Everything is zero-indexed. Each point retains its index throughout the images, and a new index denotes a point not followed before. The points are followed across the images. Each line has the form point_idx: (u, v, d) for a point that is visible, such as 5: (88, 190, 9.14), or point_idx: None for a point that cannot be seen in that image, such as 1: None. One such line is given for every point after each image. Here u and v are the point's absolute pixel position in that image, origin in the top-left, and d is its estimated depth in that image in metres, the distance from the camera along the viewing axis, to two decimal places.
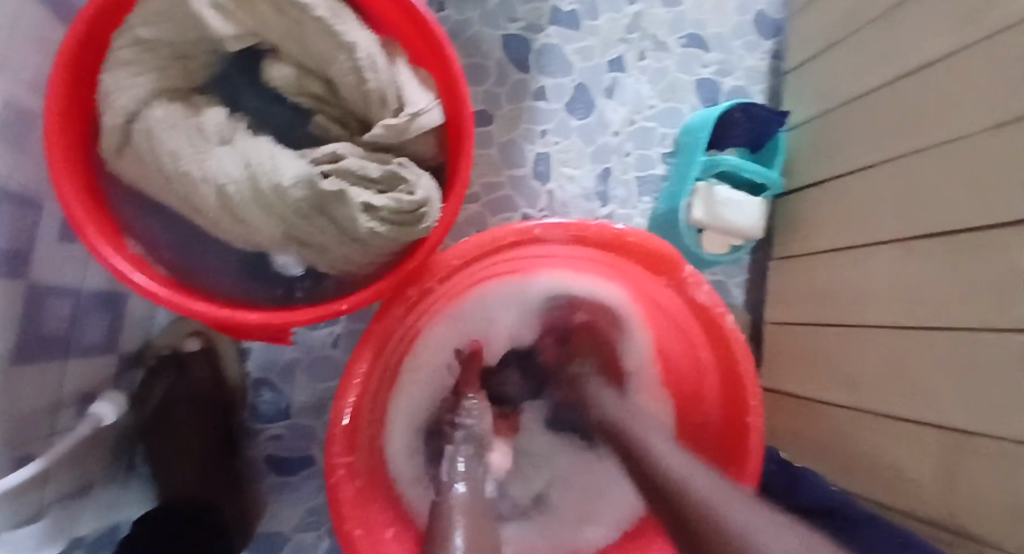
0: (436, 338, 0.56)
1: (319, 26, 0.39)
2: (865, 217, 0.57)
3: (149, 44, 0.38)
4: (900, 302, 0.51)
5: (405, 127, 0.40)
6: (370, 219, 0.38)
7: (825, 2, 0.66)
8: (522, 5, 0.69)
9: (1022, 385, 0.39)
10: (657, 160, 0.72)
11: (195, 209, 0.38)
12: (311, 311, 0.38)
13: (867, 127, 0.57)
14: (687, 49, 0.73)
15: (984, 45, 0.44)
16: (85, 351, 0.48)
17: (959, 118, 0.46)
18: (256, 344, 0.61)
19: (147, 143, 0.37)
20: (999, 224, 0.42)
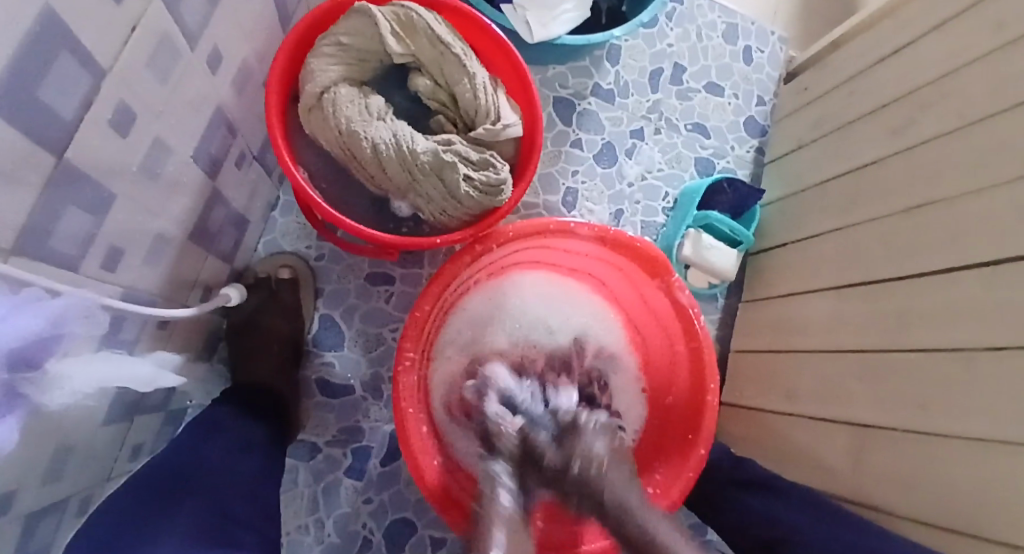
0: (473, 305, 0.72)
1: (455, 58, 0.58)
2: (814, 268, 0.75)
3: (345, 47, 0.56)
4: (832, 331, 0.68)
5: (497, 132, 0.58)
6: (467, 186, 0.55)
7: (802, 116, 0.88)
8: (573, 78, 0.91)
9: (924, 379, 0.55)
10: (659, 211, 0.91)
11: (351, 156, 0.55)
12: (417, 239, 0.56)
13: (824, 205, 0.77)
14: (692, 133, 0.95)
15: (910, 151, 0.65)
16: (219, 254, 0.63)
17: (889, 200, 0.66)
18: (330, 288, 0.76)
19: (331, 107, 0.54)
20: (913, 273, 0.60)
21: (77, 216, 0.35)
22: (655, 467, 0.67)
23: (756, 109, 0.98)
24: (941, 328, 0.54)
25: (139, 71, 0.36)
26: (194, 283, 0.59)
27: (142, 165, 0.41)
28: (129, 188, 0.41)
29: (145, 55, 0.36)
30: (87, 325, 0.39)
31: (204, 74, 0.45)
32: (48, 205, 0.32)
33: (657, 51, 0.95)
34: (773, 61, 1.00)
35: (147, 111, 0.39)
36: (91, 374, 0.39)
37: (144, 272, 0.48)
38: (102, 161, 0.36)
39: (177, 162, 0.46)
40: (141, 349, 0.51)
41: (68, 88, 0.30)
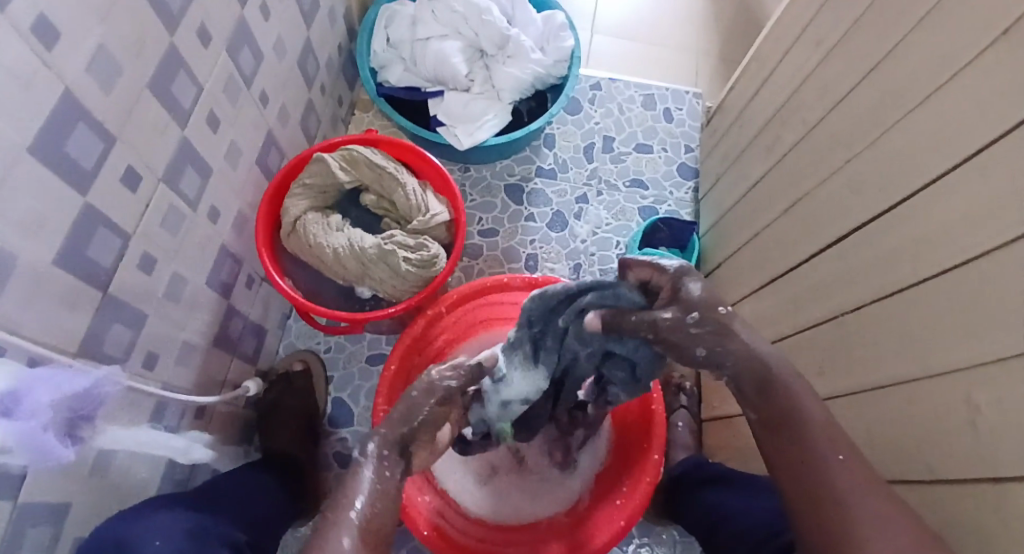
0: None
1: (390, 175, 0.77)
2: (745, 276, 0.84)
3: (308, 185, 0.76)
4: (764, 328, 0.77)
5: (428, 221, 0.75)
6: (406, 264, 0.72)
7: (717, 153, 1.02)
8: (519, 167, 1.09)
9: (829, 346, 0.62)
10: (614, 259, 1.03)
11: (320, 261, 0.74)
12: (374, 313, 0.72)
13: (742, 220, 0.87)
14: (631, 188, 1.09)
15: (783, 160, 0.77)
16: (242, 356, 0.81)
17: (779, 203, 0.77)
18: (338, 374, 0.93)
19: (302, 230, 0.74)
20: (802, 261, 0.69)
21: (119, 328, 0.54)
22: (622, 481, 0.74)
23: (685, 156, 1.12)
24: (836, 295, 0.62)
25: (154, 229, 0.57)
26: (223, 380, 0.77)
27: (165, 293, 0.61)
28: (158, 308, 0.60)
29: (157, 218, 0.57)
30: (132, 407, 0.57)
31: (206, 224, 0.67)
32: (98, 322, 0.51)
33: (587, 129, 1.13)
34: (692, 114, 1.15)
35: (163, 255, 0.60)
36: (136, 440, 0.56)
37: (177, 371, 0.66)
38: (134, 291, 0.56)
39: (193, 288, 0.66)
40: (183, 430, 0.67)
41: (105, 246, 0.50)
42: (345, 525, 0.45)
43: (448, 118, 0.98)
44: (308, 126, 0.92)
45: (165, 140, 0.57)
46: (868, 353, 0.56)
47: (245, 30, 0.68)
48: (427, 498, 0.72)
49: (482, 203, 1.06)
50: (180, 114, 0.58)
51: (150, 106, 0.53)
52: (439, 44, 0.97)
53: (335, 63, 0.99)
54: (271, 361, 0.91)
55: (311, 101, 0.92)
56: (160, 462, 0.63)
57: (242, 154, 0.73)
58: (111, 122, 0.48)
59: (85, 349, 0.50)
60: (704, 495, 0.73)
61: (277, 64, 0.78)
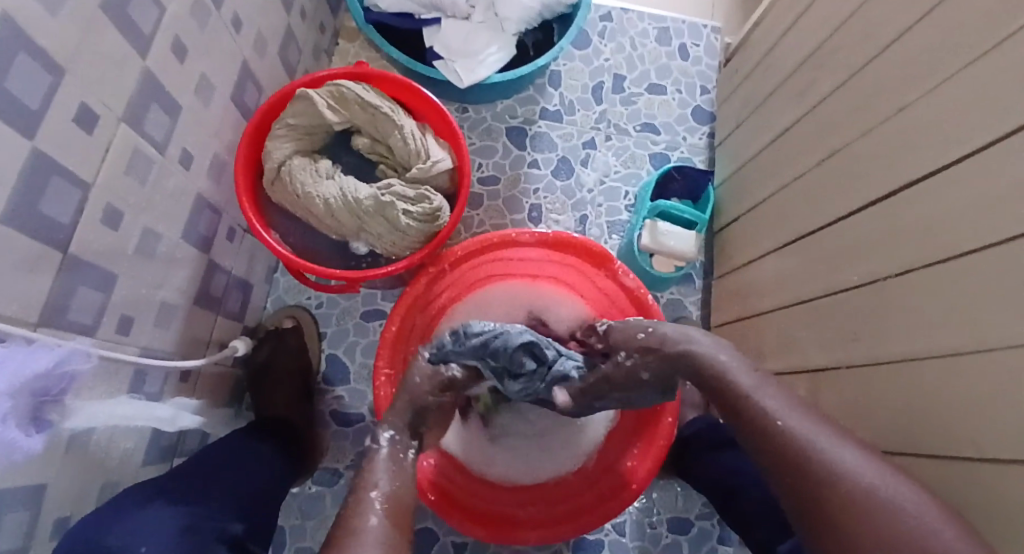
0: None
1: (385, 117, 0.69)
2: (765, 231, 0.79)
3: (292, 126, 0.68)
4: (785, 288, 0.73)
5: (429, 168, 0.68)
6: (407, 218, 0.65)
7: (738, 96, 0.94)
8: (521, 108, 1.00)
9: (862, 311, 0.59)
10: (622, 210, 0.98)
11: (310, 212, 0.67)
12: (371, 270, 0.65)
13: (765, 171, 0.81)
14: (643, 133, 1.01)
15: (819, 106, 0.70)
16: (228, 314, 0.76)
17: (811, 154, 0.71)
18: (331, 331, 0.88)
19: (288, 177, 0.67)
20: (835, 218, 0.64)
21: (86, 293, 0.48)
22: (632, 442, 0.72)
23: (700, 98, 1.04)
24: (874, 258, 0.57)
25: (119, 179, 0.50)
26: (208, 340, 0.71)
27: (137, 250, 0.54)
28: (130, 268, 0.54)
29: (122, 166, 0.50)
30: (108, 377, 0.52)
31: (179, 171, 0.59)
32: (62, 286, 0.45)
33: (596, 67, 1.03)
34: (710, 52, 1.06)
35: (132, 208, 0.52)
36: (113, 413, 0.51)
37: (156, 334, 0.60)
38: (100, 250, 0.49)
39: (169, 244, 0.59)
40: (167, 396, 0.63)
41: (63, 201, 0.43)
42: (367, 504, 0.45)
43: (446, 51, 0.88)
44: (288, 58, 0.82)
45: (125, 74, 0.48)
46: (910, 322, 0.52)
47: None
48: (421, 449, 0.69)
49: (482, 147, 0.98)
50: (141, 42, 0.49)
51: (104, 32, 0.44)
52: None
53: None
54: (259, 318, 0.85)
55: (291, 28, 0.81)
56: (145, 431, 0.59)
57: (215, 89, 0.64)
58: (59, 50, 0.40)
59: (49, 318, 0.44)
60: (714, 456, 0.72)
61: None
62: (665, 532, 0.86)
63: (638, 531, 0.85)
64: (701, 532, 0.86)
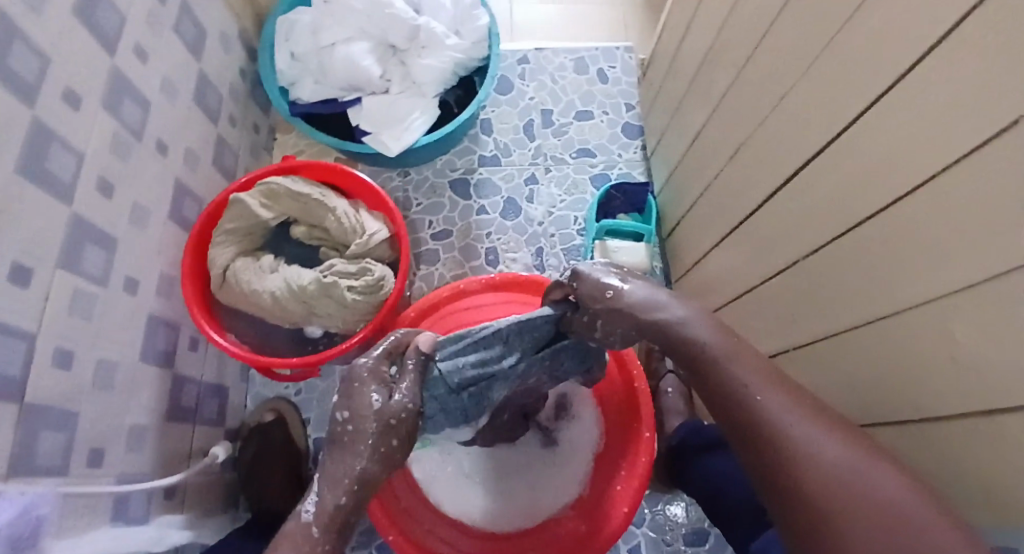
0: None
1: (317, 202, 0.73)
2: (705, 228, 0.81)
3: (230, 231, 0.71)
4: (733, 281, 0.74)
5: (367, 242, 0.71)
6: (352, 293, 0.68)
7: (658, 107, 0.98)
8: (459, 160, 1.04)
9: (798, 292, 0.60)
10: (575, 235, 1.00)
11: (260, 308, 0.70)
12: (326, 350, 0.67)
13: (692, 173, 0.84)
14: (580, 158, 1.04)
15: (722, 103, 0.73)
16: (205, 421, 0.78)
17: (725, 148, 0.73)
18: (314, 414, 0.89)
19: (234, 279, 0.70)
20: (756, 208, 0.66)
21: (49, 436, 0.50)
22: (619, 464, 0.71)
23: (627, 114, 1.08)
24: (796, 239, 0.59)
25: (64, 318, 0.52)
26: (188, 452, 0.73)
27: (95, 382, 0.57)
28: (90, 402, 0.56)
29: (64, 306, 0.52)
30: (82, 512, 0.53)
31: (126, 297, 0.62)
32: (23, 435, 0.47)
33: (522, 107, 1.08)
34: (627, 70, 1.11)
35: (83, 343, 0.55)
36: (98, 543, 0.53)
37: (130, 459, 0.62)
38: (58, 391, 0.51)
39: (127, 368, 0.62)
40: (154, 516, 0.64)
41: (9, 355, 0.46)
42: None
43: (372, 125, 0.92)
44: (224, 164, 0.86)
45: (52, 222, 0.51)
46: (834, 296, 0.53)
47: (122, 80, 0.62)
48: (403, 501, 0.72)
49: (429, 205, 1.01)
50: (66, 190, 0.53)
51: (24, 190, 0.48)
52: (346, 48, 0.91)
53: (240, 89, 0.92)
54: (241, 416, 0.87)
55: (222, 136, 0.85)
56: None
57: (150, 212, 0.67)
58: None
59: (16, 469, 0.46)
60: (701, 463, 0.71)
61: (170, 107, 0.72)
62: (683, 548, 0.84)
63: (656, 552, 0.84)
64: (719, 539, 0.84)
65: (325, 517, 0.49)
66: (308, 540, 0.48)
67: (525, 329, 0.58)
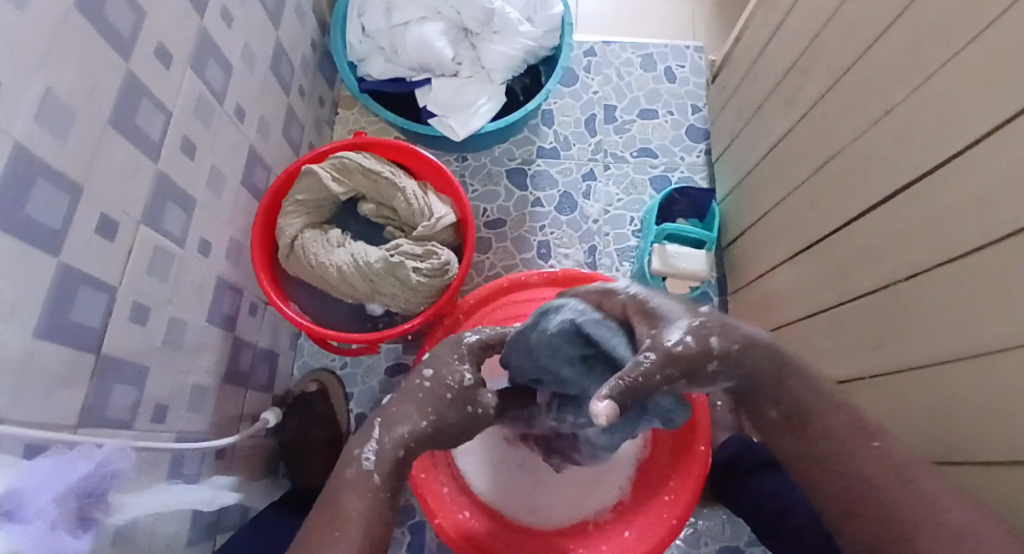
0: None
1: (387, 181, 0.73)
2: (775, 240, 0.80)
3: (301, 202, 0.71)
4: (802, 296, 0.73)
5: (435, 225, 0.71)
6: (417, 275, 0.68)
7: (729, 112, 0.96)
8: (519, 149, 1.03)
9: (876, 316, 0.58)
10: (630, 236, 0.99)
11: (325, 281, 0.70)
12: (389, 329, 0.67)
13: (766, 181, 0.82)
14: (641, 158, 1.03)
15: (808, 114, 0.71)
16: (257, 387, 0.79)
17: (806, 161, 0.71)
18: (358, 391, 0.90)
19: (302, 250, 0.70)
20: (838, 226, 0.65)
21: (120, 390, 0.51)
22: (668, 474, 0.70)
23: (693, 117, 1.06)
24: (883, 261, 0.57)
25: (141, 275, 0.53)
26: (240, 415, 0.74)
27: (165, 340, 0.57)
28: (160, 359, 0.57)
29: (143, 263, 0.53)
30: (148, 466, 0.54)
31: (198, 259, 0.63)
32: (97, 388, 0.48)
33: (586, 101, 1.06)
34: (695, 71, 1.08)
35: (157, 302, 0.55)
36: (157, 500, 0.54)
37: (190, 418, 0.63)
38: (131, 346, 0.52)
39: (194, 329, 0.62)
40: (205, 476, 0.65)
41: (89, 308, 0.46)
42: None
43: (439, 108, 0.92)
44: (291, 135, 0.86)
45: (138, 179, 0.52)
46: (922, 322, 0.52)
47: (209, 43, 0.62)
48: (446, 489, 0.71)
49: (485, 193, 1.01)
50: (151, 147, 0.53)
51: (115, 144, 0.48)
52: (419, 28, 0.90)
53: (311, 61, 0.92)
54: (288, 385, 0.88)
55: (291, 107, 0.85)
56: (186, 515, 0.61)
57: (226, 178, 0.67)
58: (74, 172, 0.43)
59: (88, 420, 0.47)
60: (754, 478, 0.70)
61: (249, 73, 0.72)
62: None
63: None
64: None
65: (386, 467, 0.46)
66: (370, 488, 0.46)
67: (555, 342, 0.49)
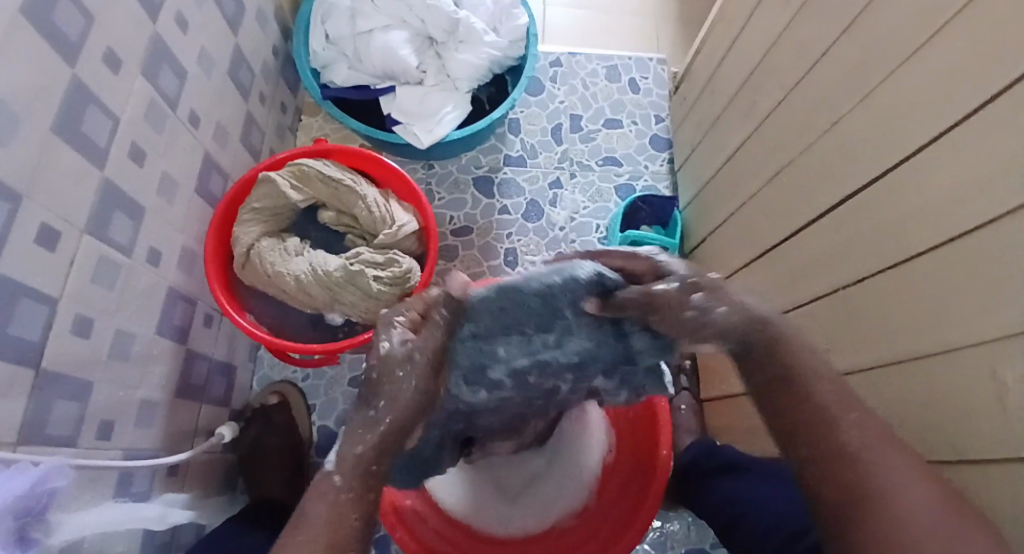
0: None
1: (348, 189, 0.72)
2: (732, 248, 0.82)
3: (258, 210, 0.70)
4: (758, 303, 0.74)
5: (396, 233, 0.70)
6: (377, 284, 0.67)
7: (690, 123, 0.98)
8: (485, 158, 1.03)
9: (826, 321, 0.60)
10: (595, 243, 0.99)
11: (282, 291, 0.69)
12: (348, 339, 0.66)
13: (724, 190, 0.84)
14: (606, 166, 1.04)
15: (762, 125, 0.73)
16: (212, 400, 0.76)
17: (762, 171, 0.73)
18: (320, 402, 0.88)
19: (258, 260, 0.68)
20: (790, 234, 0.66)
21: (62, 405, 0.48)
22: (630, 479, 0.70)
23: (656, 127, 1.08)
24: (832, 267, 0.58)
25: (87, 285, 0.51)
26: (195, 429, 0.71)
27: (112, 353, 0.55)
28: (105, 372, 0.54)
29: (88, 273, 0.51)
30: (93, 484, 0.52)
31: (148, 269, 0.60)
32: (37, 403, 0.45)
33: (552, 110, 1.07)
34: (659, 82, 1.11)
35: (103, 313, 0.53)
36: (102, 520, 0.51)
37: (139, 434, 0.60)
38: (74, 359, 0.50)
39: (144, 341, 0.60)
40: (156, 493, 0.62)
41: (29, 320, 0.44)
42: None
43: (404, 116, 0.91)
44: (251, 141, 0.84)
45: (84, 186, 0.50)
46: (869, 326, 0.53)
47: (162, 47, 0.61)
48: (409, 503, 0.69)
49: (451, 201, 1.00)
50: (99, 153, 0.51)
51: (59, 150, 0.46)
52: (383, 36, 0.90)
53: (272, 67, 0.90)
54: (247, 397, 0.86)
55: (251, 113, 0.84)
56: (136, 535, 0.59)
57: (179, 184, 0.66)
58: (15, 179, 0.41)
59: (27, 437, 0.45)
60: (715, 482, 0.71)
61: (205, 78, 0.70)
62: None
63: None
64: None
65: None
66: None
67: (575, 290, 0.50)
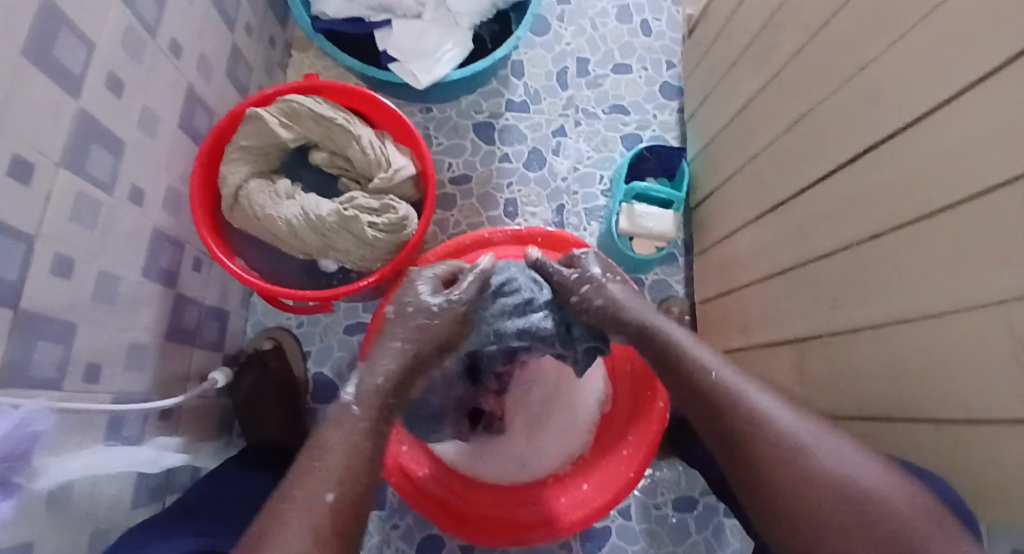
0: None
1: (341, 128, 0.68)
2: (740, 203, 0.79)
3: (245, 148, 0.66)
4: (763, 260, 0.72)
5: (392, 177, 0.67)
6: (372, 230, 0.64)
7: (703, 69, 0.93)
8: (486, 102, 0.98)
9: (835, 278, 0.58)
10: (598, 195, 0.96)
11: (273, 234, 0.66)
12: (342, 285, 0.63)
13: (735, 143, 0.80)
14: (612, 115, 0.99)
15: (781, 71, 0.69)
16: (205, 346, 0.75)
17: (777, 122, 0.69)
18: (315, 350, 0.87)
19: (247, 201, 0.65)
20: (803, 188, 0.64)
21: (45, 347, 0.46)
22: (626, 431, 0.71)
23: (667, 73, 1.02)
24: (846, 223, 0.56)
25: (64, 224, 0.48)
26: (187, 374, 0.71)
27: (96, 295, 0.53)
28: (90, 315, 0.52)
29: (66, 211, 0.48)
30: (83, 428, 0.51)
31: (131, 208, 0.57)
32: (20, 345, 0.44)
33: (557, 53, 1.01)
34: (671, 25, 1.04)
35: (85, 254, 0.51)
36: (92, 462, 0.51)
37: (129, 378, 0.59)
38: (55, 301, 0.47)
39: (130, 284, 0.58)
40: (149, 436, 0.62)
41: (5, 260, 0.42)
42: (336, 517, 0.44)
43: (400, 53, 0.86)
44: (237, 76, 0.79)
45: (58, 118, 0.46)
46: (881, 285, 0.51)
47: None
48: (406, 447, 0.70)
49: (450, 146, 0.96)
50: (72, 82, 0.48)
51: (29, 76, 0.42)
52: None
53: None
54: (241, 344, 0.85)
55: (236, 45, 0.78)
56: (131, 477, 0.58)
57: (160, 119, 0.62)
58: None
59: (10, 379, 0.43)
60: None
61: (185, 4, 0.65)
62: (671, 512, 0.86)
63: (644, 515, 0.85)
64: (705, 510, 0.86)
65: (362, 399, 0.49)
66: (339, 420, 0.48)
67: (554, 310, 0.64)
